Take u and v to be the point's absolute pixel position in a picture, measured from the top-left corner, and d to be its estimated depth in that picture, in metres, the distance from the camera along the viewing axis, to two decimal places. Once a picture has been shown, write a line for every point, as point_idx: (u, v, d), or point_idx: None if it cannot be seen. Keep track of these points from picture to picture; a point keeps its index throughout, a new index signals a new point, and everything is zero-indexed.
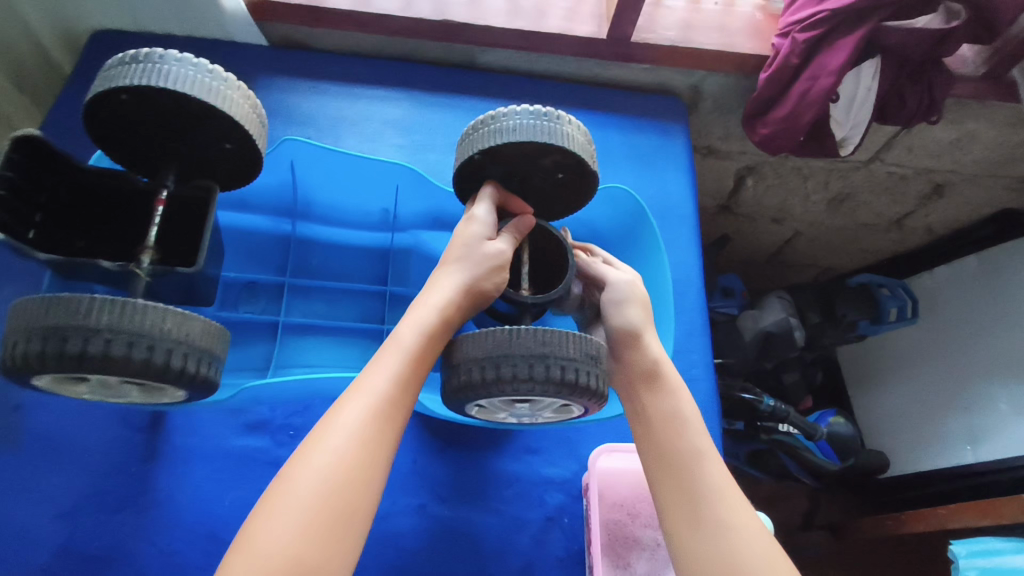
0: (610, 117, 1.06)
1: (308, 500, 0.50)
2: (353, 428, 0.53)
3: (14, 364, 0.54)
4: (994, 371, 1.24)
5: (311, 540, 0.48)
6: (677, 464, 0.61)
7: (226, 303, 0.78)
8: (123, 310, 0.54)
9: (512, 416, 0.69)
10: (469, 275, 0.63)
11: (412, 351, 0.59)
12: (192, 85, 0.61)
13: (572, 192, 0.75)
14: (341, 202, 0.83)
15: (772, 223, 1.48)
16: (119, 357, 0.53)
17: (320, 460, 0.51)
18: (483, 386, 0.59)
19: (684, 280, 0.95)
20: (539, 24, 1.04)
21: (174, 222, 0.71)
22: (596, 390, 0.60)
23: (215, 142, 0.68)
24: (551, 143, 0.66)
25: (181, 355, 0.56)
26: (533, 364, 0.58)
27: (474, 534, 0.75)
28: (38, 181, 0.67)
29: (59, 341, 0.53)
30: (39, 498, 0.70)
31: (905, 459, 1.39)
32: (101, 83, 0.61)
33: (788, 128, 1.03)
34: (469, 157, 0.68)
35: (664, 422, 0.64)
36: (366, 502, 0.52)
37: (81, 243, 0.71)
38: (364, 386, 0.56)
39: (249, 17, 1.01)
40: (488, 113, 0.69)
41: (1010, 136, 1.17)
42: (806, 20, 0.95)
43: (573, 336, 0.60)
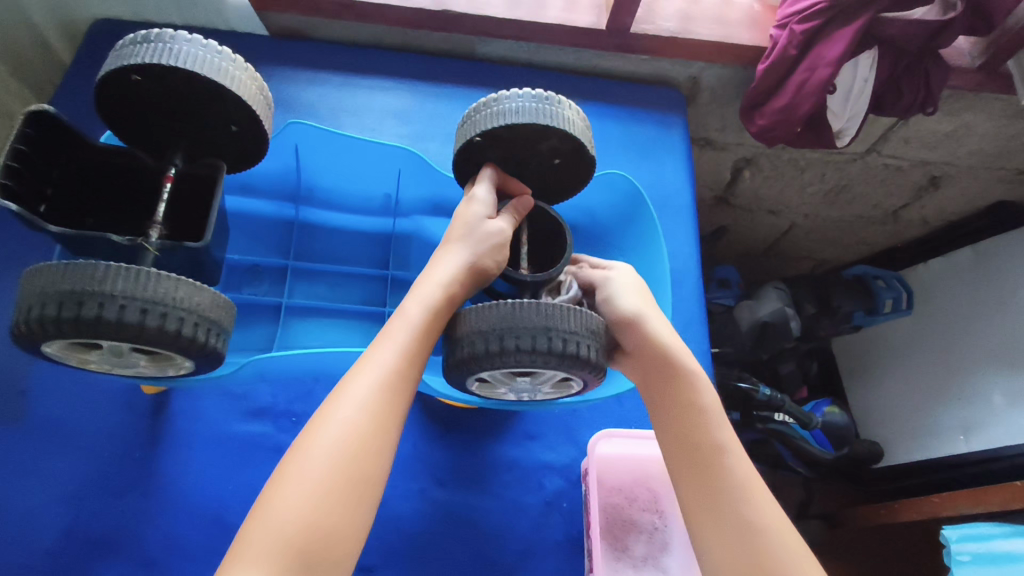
0: (609, 108, 1.07)
1: (320, 470, 0.50)
2: (363, 401, 0.54)
3: (25, 331, 0.55)
4: (987, 362, 1.26)
5: (326, 511, 0.49)
6: (722, 499, 0.57)
7: (229, 285, 0.79)
8: (138, 277, 0.55)
9: (512, 393, 0.70)
10: (470, 252, 0.64)
11: (418, 327, 0.59)
12: (202, 64, 0.61)
13: (568, 178, 0.76)
14: (345, 188, 0.83)
15: (769, 215, 1.49)
16: (133, 323, 0.54)
17: (331, 431, 0.52)
18: (486, 359, 0.60)
19: (682, 269, 0.95)
20: (538, 15, 1.05)
21: (179, 198, 0.73)
22: (596, 363, 0.61)
23: (222, 123, 0.69)
24: (552, 125, 0.66)
25: (192, 324, 0.57)
26: (536, 336, 0.59)
27: (474, 517, 0.76)
28: (51, 157, 0.67)
29: (76, 305, 0.53)
30: (44, 482, 0.71)
31: (898, 450, 1.40)
32: (113, 62, 0.62)
33: (786, 118, 1.03)
34: (469, 139, 0.69)
35: (709, 454, 0.60)
36: (375, 473, 0.52)
37: (90, 219, 0.73)
38: (371, 360, 0.57)
39: (249, 7, 1.01)
40: (489, 96, 0.69)
41: (1006, 129, 1.18)
42: (804, 12, 0.96)
43: (575, 311, 0.61)
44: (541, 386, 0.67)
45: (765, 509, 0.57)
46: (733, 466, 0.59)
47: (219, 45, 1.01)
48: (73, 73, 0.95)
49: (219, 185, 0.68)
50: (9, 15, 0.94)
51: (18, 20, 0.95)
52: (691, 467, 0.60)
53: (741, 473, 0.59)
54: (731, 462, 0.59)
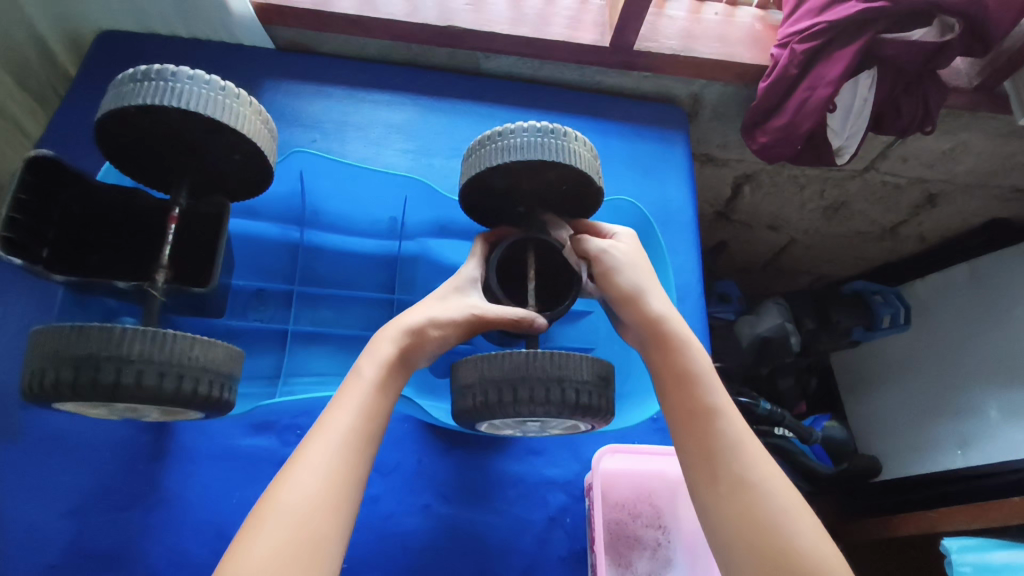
0: (612, 124, 1.08)
1: (283, 534, 0.49)
2: (325, 464, 0.53)
3: (33, 391, 0.55)
4: (985, 378, 1.27)
5: (286, 564, 0.48)
6: (718, 462, 0.57)
7: (231, 311, 0.78)
8: (155, 339, 0.56)
9: (522, 431, 0.71)
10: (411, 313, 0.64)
11: (381, 385, 0.59)
12: (204, 103, 0.61)
13: (576, 206, 0.76)
14: (349, 213, 0.84)
15: (768, 230, 1.50)
16: (150, 387, 0.55)
17: (293, 492, 0.51)
18: (499, 407, 0.60)
19: (686, 285, 0.96)
20: (542, 32, 1.05)
21: (183, 239, 0.72)
22: (604, 410, 0.62)
23: (224, 154, 0.68)
24: (559, 160, 0.67)
25: (206, 383, 0.58)
26: (549, 388, 0.60)
27: (479, 532, 0.76)
28: (51, 198, 0.67)
29: (91, 370, 0.54)
30: (47, 497, 0.70)
31: (896, 464, 1.40)
32: (113, 101, 0.61)
33: (786, 136, 1.05)
34: (479, 171, 0.69)
35: (703, 417, 0.59)
36: (339, 532, 0.51)
37: (93, 259, 0.71)
38: (333, 421, 0.56)
39: (256, 20, 1.02)
40: (494, 129, 0.70)
41: (1002, 147, 1.20)
42: (805, 32, 0.97)
43: (586, 360, 0.62)
44: (546, 428, 0.68)
45: (764, 464, 0.57)
46: (730, 429, 0.59)
47: (222, 57, 1.01)
48: (79, 84, 0.95)
49: (224, 237, 0.70)
50: (18, 28, 0.94)
51: (25, 33, 0.96)
52: (695, 434, 0.59)
53: (737, 435, 0.58)
54: (724, 424, 0.59)
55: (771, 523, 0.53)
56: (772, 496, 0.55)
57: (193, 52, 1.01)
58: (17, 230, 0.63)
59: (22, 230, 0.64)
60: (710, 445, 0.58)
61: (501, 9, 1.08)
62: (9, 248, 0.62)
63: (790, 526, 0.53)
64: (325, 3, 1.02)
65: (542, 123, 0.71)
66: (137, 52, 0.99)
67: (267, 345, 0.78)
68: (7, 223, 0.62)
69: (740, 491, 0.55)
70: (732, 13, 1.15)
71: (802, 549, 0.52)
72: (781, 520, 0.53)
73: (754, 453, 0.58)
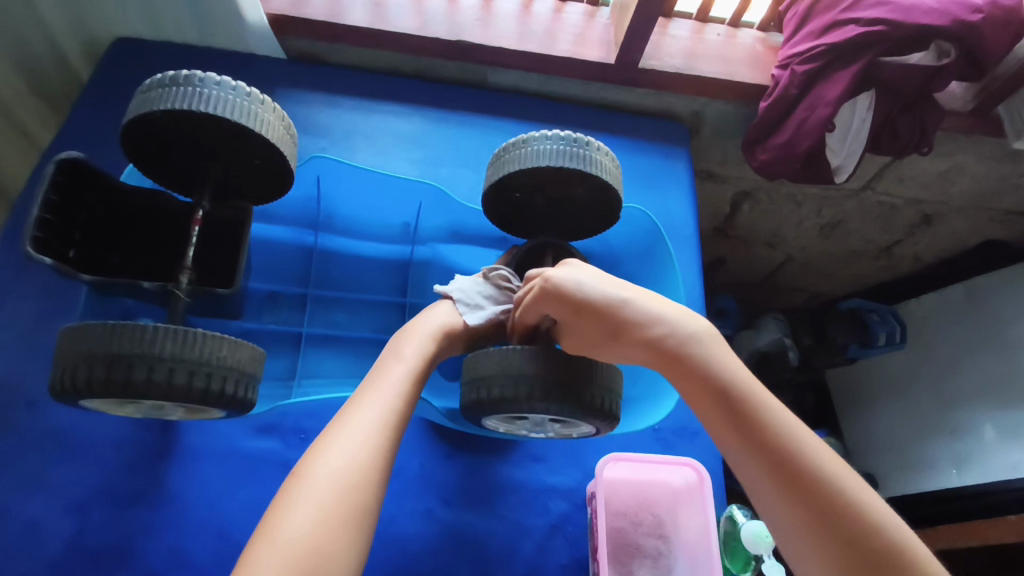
0: (616, 139, 1.10)
1: (323, 495, 0.49)
2: (366, 435, 0.53)
3: (62, 388, 0.56)
4: (980, 398, 1.28)
5: (332, 532, 0.47)
6: (787, 474, 0.53)
7: (249, 314, 0.78)
8: (185, 340, 0.57)
9: (529, 431, 0.72)
10: (440, 322, 0.67)
11: (414, 371, 0.60)
12: (232, 109, 0.62)
13: (597, 214, 0.77)
14: (363, 216, 0.86)
15: (766, 247, 1.52)
16: (181, 386, 0.56)
17: (333, 463, 0.51)
18: (510, 402, 0.61)
19: (688, 295, 0.96)
20: (549, 47, 1.08)
21: (208, 241, 0.73)
22: (610, 413, 0.63)
23: (245, 157, 0.69)
24: (582, 169, 0.68)
25: (233, 382, 0.59)
26: (559, 386, 0.61)
27: (480, 538, 0.76)
28: (76, 199, 0.68)
29: (124, 368, 0.54)
30: (50, 494, 0.70)
31: (893, 481, 1.40)
32: (141, 105, 0.63)
33: (786, 154, 1.07)
34: (503, 175, 0.71)
35: (750, 426, 0.55)
36: (373, 499, 0.51)
37: (116, 259, 0.72)
38: (369, 400, 0.57)
39: (270, 30, 1.04)
40: (519, 136, 0.72)
41: (995, 171, 1.23)
42: (804, 53, 1.00)
43: (598, 363, 0.64)
44: (550, 427, 0.68)
45: (846, 480, 0.52)
46: (777, 427, 0.55)
47: (233, 64, 1.03)
48: (92, 89, 0.96)
49: (245, 241, 0.71)
50: (35, 34, 0.96)
51: (40, 38, 0.97)
52: (763, 467, 0.54)
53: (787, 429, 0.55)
54: (771, 427, 0.55)
55: (877, 551, 0.49)
56: (856, 519, 0.50)
57: (205, 59, 1.02)
58: (47, 230, 0.63)
59: (50, 230, 0.64)
60: (778, 461, 0.53)
61: (510, 25, 1.10)
62: (38, 247, 0.62)
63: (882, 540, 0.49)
64: (337, 16, 1.04)
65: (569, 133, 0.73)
66: (150, 58, 1.01)
67: (275, 348, 0.79)
68: (37, 222, 0.62)
69: (806, 483, 0.52)
70: (733, 34, 1.18)
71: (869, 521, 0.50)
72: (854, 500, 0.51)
73: (823, 467, 0.53)
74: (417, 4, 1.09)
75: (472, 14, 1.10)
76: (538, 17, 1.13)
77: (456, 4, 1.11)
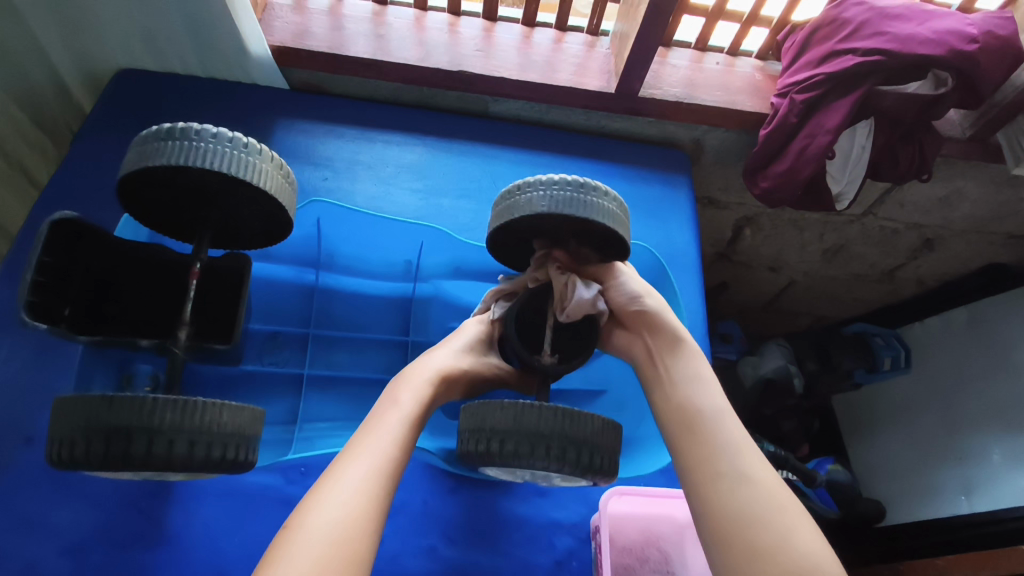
0: (617, 168, 1.10)
1: (315, 552, 0.48)
2: (358, 489, 0.52)
3: (61, 459, 0.55)
4: (989, 424, 1.27)
5: None
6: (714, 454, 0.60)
7: (249, 357, 0.78)
8: (185, 409, 0.56)
9: (522, 479, 0.70)
10: (438, 365, 0.66)
11: (410, 420, 0.60)
12: (228, 162, 0.62)
13: (604, 248, 0.74)
14: (365, 254, 0.86)
15: (768, 272, 1.52)
16: (181, 456, 0.55)
17: (326, 518, 0.50)
18: (502, 455, 0.59)
19: (692, 326, 0.95)
20: (549, 77, 1.09)
21: (206, 297, 0.73)
22: (605, 468, 0.62)
23: (244, 206, 0.69)
24: (581, 216, 0.67)
25: (233, 448, 0.58)
26: (550, 442, 0.59)
27: (484, 575, 0.75)
28: (73, 260, 0.67)
29: (123, 442, 0.54)
30: (47, 533, 0.69)
31: (902, 509, 1.38)
32: (138, 159, 0.63)
33: (787, 182, 1.07)
34: (502, 223, 0.70)
35: (703, 415, 0.63)
36: (369, 554, 0.50)
37: (115, 311, 0.72)
38: (364, 450, 0.56)
39: (273, 63, 1.05)
40: (518, 181, 0.71)
41: (997, 196, 1.23)
42: (804, 82, 1.01)
43: (592, 418, 0.61)
44: (546, 479, 0.67)
45: (752, 469, 0.58)
46: (721, 433, 0.61)
47: (236, 95, 1.04)
48: (96, 122, 0.97)
49: (244, 296, 0.72)
50: (40, 70, 0.97)
51: (45, 71, 0.98)
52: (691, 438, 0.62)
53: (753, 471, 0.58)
54: (718, 426, 0.62)
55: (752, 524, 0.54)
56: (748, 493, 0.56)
57: (208, 92, 1.03)
58: (39, 293, 0.64)
59: (44, 292, 0.64)
60: (709, 442, 0.61)
61: (510, 55, 1.11)
62: (32, 313, 0.63)
63: (773, 523, 0.54)
64: (339, 48, 1.05)
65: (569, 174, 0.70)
66: (153, 91, 1.02)
67: (278, 383, 0.78)
68: (31, 286, 0.62)
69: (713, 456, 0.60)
70: (731, 63, 1.20)
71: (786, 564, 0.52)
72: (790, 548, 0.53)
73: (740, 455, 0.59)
74: (419, 35, 1.11)
75: (473, 45, 1.11)
76: (539, 47, 1.14)
77: (457, 34, 1.13)
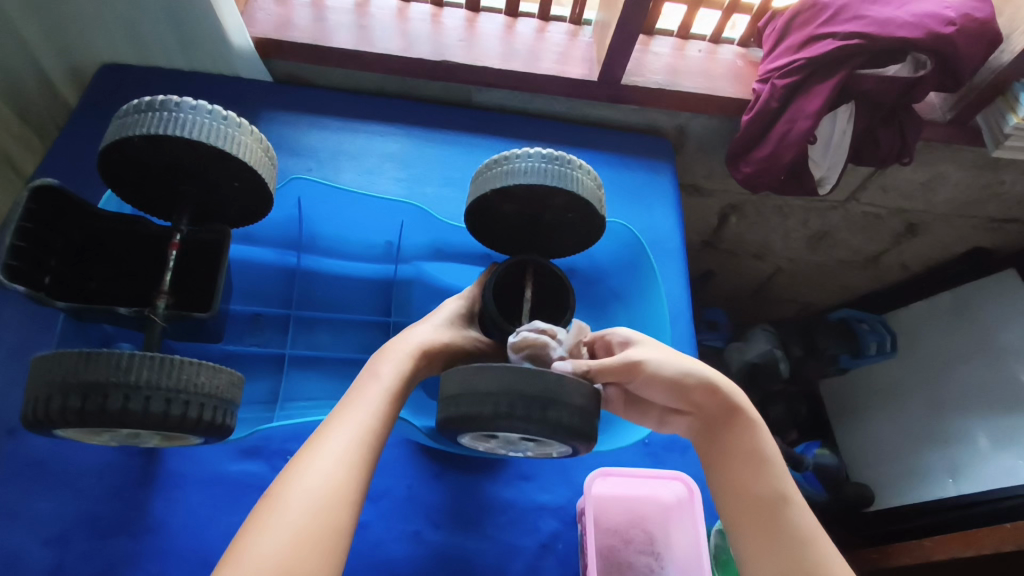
0: (600, 155, 1.11)
1: (296, 520, 0.48)
2: (338, 458, 0.53)
3: (36, 418, 0.55)
4: (974, 408, 1.28)
5: (303, 554, 0.47)
6: (743, 455, 0.65)
7: (229, 336, 0.79)
8: (161, 366, 0.56)
9: (509, 449, 0.70)
10: (421, 340, 0.66)
11: (391, 390, 0.60)
12: (208, 133, 0.63)
13: (582, 229, 0.77)
14: (345, 236, 0.86)
15: (755, 259, 1.53)
16: (157, 413, 0.55)
17: (306, 486, 0.50)
18: (479, 420, 0.59)
19: (676, 310, 0.96)
20: (532, 66, 1.09)
21: (185, 264, 0.73)
22: (585, 431, 0.61)
23: (225, 180, 0.69)
24: (559, 186, 0.69)
25: (211, 408, 0.58)
26: (525, 405, 0.59)
27: (469, 559, 0.75)
28: (53, 229, 0.68)
29: (100, 398, 0.54)
30: (31, 523, 0.69)
31: (889, 493, 1.39)
32: (118, 130, 0.63)
33: (769, 167, 1.08)
34: (482, 194, 0.72)
35: (727, 418, 0.67)
36: (349, 521, 0.50)
37: (93, 284, 0.72)
38: (345, 420, 0.56)
39: (255, 54, 1.05)
40: (501, 153, 0.73)
41: (978, 179, 1.24)
42: (783, 68, 1.02)
43: (572, 379, 0.61)
44: (527, 445, 0.67)
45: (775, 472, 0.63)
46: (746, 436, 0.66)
47: (218, 87, 1.03)
48: (77, 116, 0.97)
49: (223, 265, 0.71)
50: (20, 65, 0.97)
51: (26, 66, 0.98)
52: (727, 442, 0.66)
53: (807, 525, 0.60)
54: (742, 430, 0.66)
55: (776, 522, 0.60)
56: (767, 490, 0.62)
57: (189, 84, 1.03)
58: (20, 257, 0.64)
59: (24, 257, 0.64)
60: (733, 447, 0.66)
61: (493, 45, 1.11)
62: (10, 276, 0.63)
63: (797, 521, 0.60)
64: (322, 39, 1.05)
65: (549, 150, 0.73)
66: (134, 84, 1.01)
67: (260, 367, 0.78)
68: (11, 250, 0.62)
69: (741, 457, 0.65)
70: (714, 51, 1.20)
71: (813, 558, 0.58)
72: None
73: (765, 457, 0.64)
74: (402, 26, 1.11)
75: (456, 35, 1.12)
76: (521, 36, 1.14)
77: (439, 25, 1.13)
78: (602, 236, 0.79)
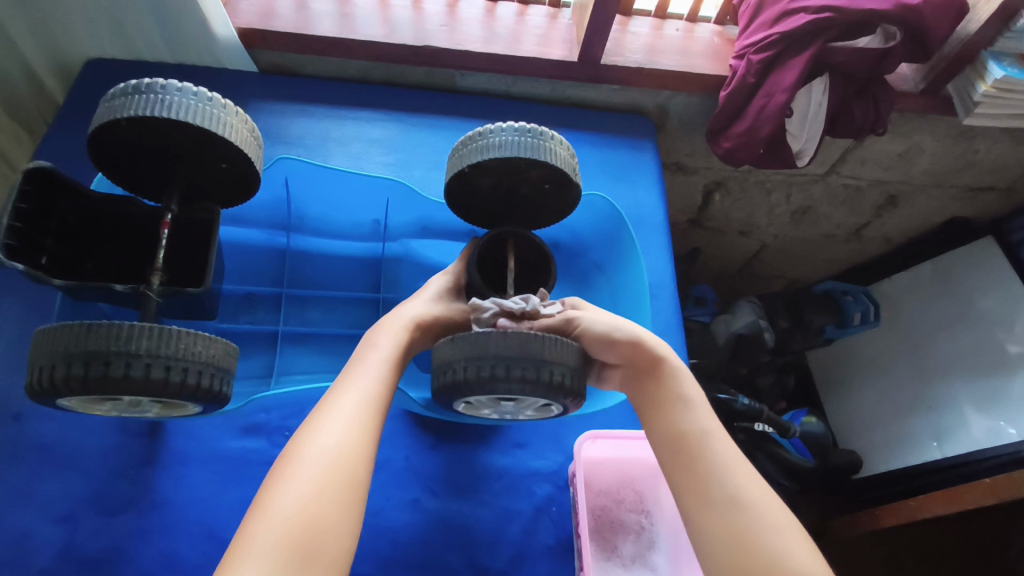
0: (583, 135, 1.13)
1: (315, 473, 0.51)
2: (348, 419, 0.56)
3: (41, 387, 0.57)
4: (957, 372, 1.32)
5: (324, 505, 0.50)
6: (667, 399, 0.67)
7: (224, 314, 0.81)
8: (161, 336, 0.58)
9: (496, 412, 0.73)
10: (412, 314, 0.69)
11: (391, 357, 0.63)
12: (192, 113, 0.65)
13: (557, 201, 0.80)
14: (333, 216, 0.87)
15: (740, 236, 1.56)
16: (158, 380, 0.58)
17: (321, 444, 0.54)
18: (469, 384, 0.62)
19: (659, 283, 0.99)
20: (514, 49, 1.11)
21: (178, 245, 0.76)
22: (572, 387, 0.63)
23: (214, 162, 0.71)
24: (534, 157, 0.71)
25: (208, 376, 0.61)
26: (511, 367, 0.61)
27: (467, 524, 0.77)
28: (48, 210, 0.70)
29: (102, 365, 0.56)
30: (40, 503, 0.71)
31: (877, 460, 1.42)
32: (107, 113, 0.65)
33: (748, 141, 1.10)
34: (461, 168, 0.74)
35: (651, 367, 0.69)
36: (363, 475, 0.54)
37: (89, 266, 0.74)
38: (351, 386, 0.59)
39: (240, 45, 1.06)
40: (475, 130, 0.75)
41: (953, 149, 1.27)
42: (759, 43, 1.04)
43: (556, 339, 0.63)
44: (520, 407, 0.69)
45: (700, 417, 0.65)
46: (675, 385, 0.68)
47: (204, 79, 1.05)
48: (67, 111, 0.98)
49: (214, 243, 0.73)
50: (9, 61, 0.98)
51: (14, 62, 0.99)
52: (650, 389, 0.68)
53: (726, 458, 0.62)
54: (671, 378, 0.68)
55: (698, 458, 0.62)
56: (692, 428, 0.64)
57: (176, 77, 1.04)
58: (19, 237, 0.65)
59: (22, 237, 0.66)
60: (659, 394, 0.68)
61: (475, 29, 1.13)
62: (10, 255, 0.64)
63: (718, 458, 0.62)
64: (305, 28, 1.07)
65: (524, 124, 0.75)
66: (121, 78, 1.03)
67: (255, 345, 0.81)
68: (9, 230, 0.64)
69: (668, 401, 0.67)
70: (691, 29, 1.22)
71: (729, 492, 0.59)
72: (768, 536, 0.56)
73: (689, 403, 0.66)
74: (384, 13, 1.12)
75: (438, 20, 1.13)
76: (502, 20, 1.16)
77: (421, 11, 1.15)
78: (574, 208, 0.83)
